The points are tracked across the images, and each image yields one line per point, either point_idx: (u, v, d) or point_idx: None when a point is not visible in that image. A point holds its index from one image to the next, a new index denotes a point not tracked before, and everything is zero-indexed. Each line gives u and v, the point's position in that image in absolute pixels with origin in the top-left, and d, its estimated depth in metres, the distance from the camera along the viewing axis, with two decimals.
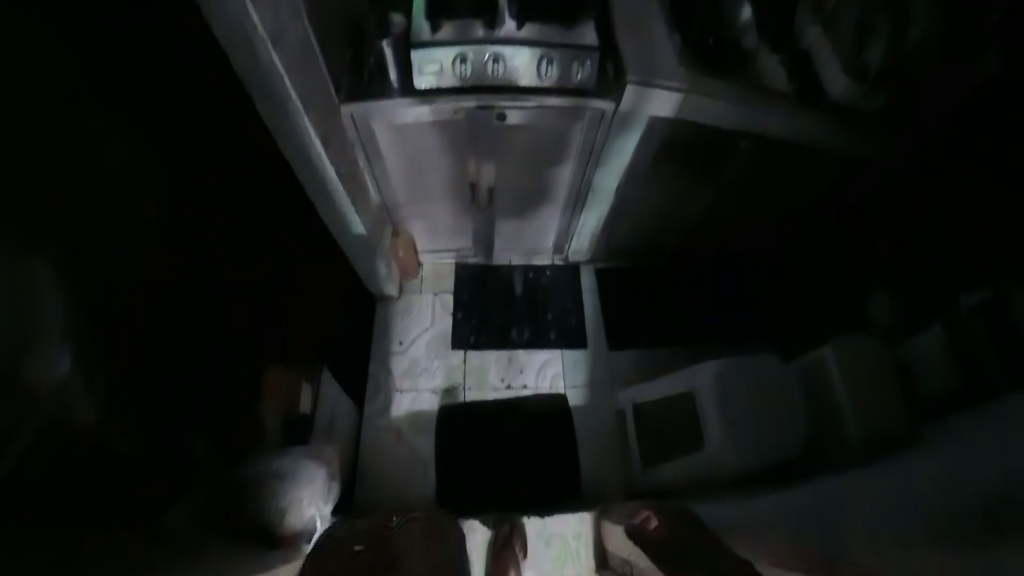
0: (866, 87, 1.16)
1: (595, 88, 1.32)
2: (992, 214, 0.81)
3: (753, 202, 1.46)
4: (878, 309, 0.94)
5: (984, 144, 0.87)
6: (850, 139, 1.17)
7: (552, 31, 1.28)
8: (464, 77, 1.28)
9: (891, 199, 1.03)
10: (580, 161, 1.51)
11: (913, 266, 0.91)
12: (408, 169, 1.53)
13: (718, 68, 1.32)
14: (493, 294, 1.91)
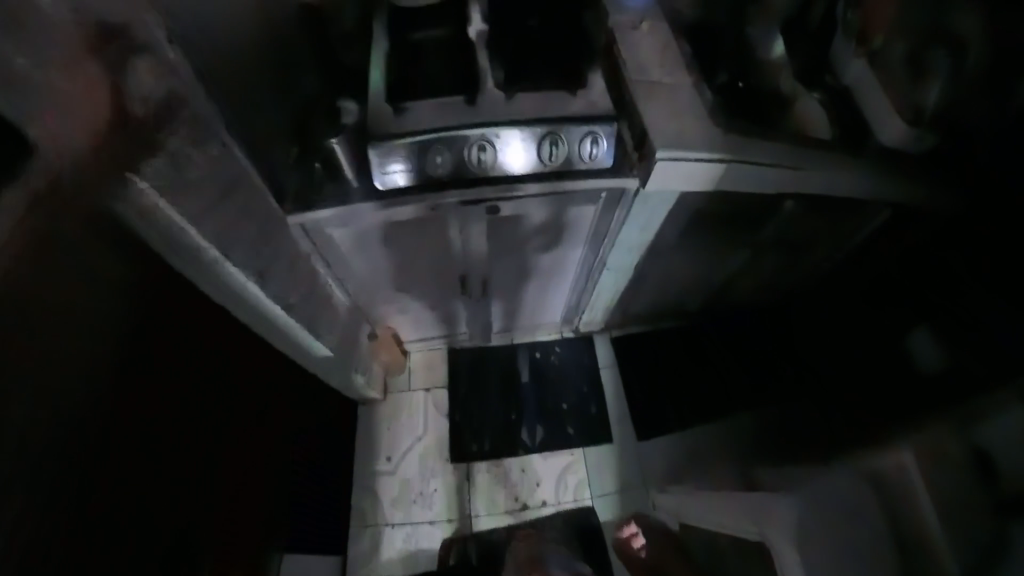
0: (923, 129, 1.04)
1: (613, 165, 0.99)
2: (990, 219, 1.10)
3: (802, 237, 1.26)
4: (925, 351, 1.17)
5: (989, 145, 1.04)
6: (899, 186, 1.06)
7: (555, 97, 0.99)
8: (439, 172, 0.95)
9: (890, 227, 1.22)
10: (592, 245, 1.20)
11: (955, 285, 1.17)
12: (375, 257, 1.12)
13: (754, 111, 1.11)
14: (491, 377, 1.47)
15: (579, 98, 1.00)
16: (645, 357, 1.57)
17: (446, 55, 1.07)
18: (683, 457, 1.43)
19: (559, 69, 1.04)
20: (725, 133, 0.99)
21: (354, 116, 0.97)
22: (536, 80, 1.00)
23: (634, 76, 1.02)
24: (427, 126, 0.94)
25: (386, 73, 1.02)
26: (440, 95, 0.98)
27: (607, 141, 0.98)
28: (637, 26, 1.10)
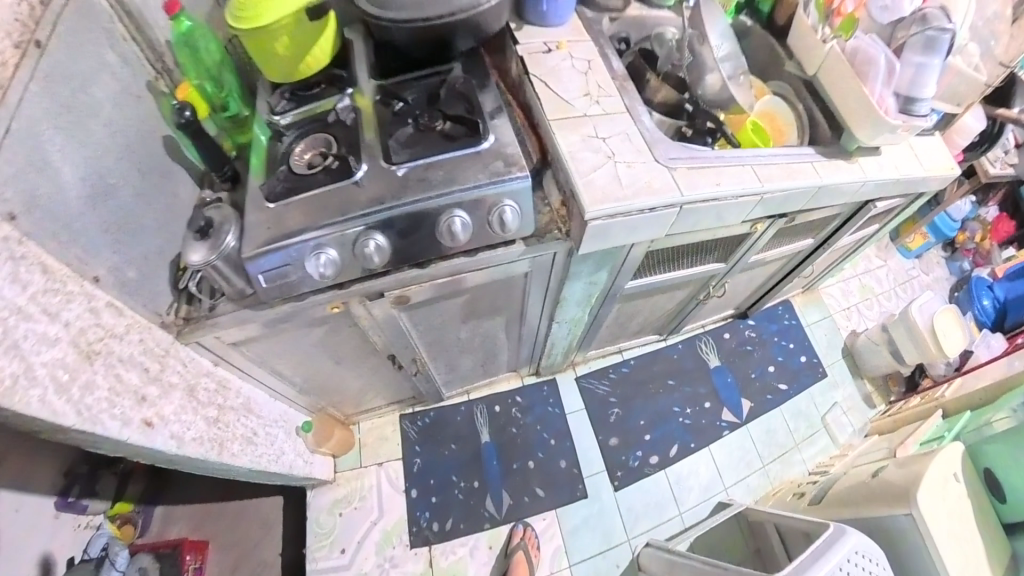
0: None
1: (539, 229, 0.87)
2: None
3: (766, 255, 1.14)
4: None
5: None
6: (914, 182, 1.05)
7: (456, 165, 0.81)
8: (328, 274, 0.82)
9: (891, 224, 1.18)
10: (535, 308, 1.06)
11: None
12: (278, 340, 0.97)
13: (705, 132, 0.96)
14: (450, 441, 1.33)
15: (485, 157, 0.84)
16: (618, 388, 1.42)
17: (331, 126, 0.90)
18: (664, 506, 1.31)
19: (460, 124, 0.85)
20: (672, 170, 0.89)
21: (218, 224, 0.83)
22: (428, 146, 0.83)
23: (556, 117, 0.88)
24: (307, 226, 0.79)
25: (267, 160, 0.90)
26: (324, 185, 0.82)
27: (521, 207, 0.81)
28: (552, 49, 0.94)
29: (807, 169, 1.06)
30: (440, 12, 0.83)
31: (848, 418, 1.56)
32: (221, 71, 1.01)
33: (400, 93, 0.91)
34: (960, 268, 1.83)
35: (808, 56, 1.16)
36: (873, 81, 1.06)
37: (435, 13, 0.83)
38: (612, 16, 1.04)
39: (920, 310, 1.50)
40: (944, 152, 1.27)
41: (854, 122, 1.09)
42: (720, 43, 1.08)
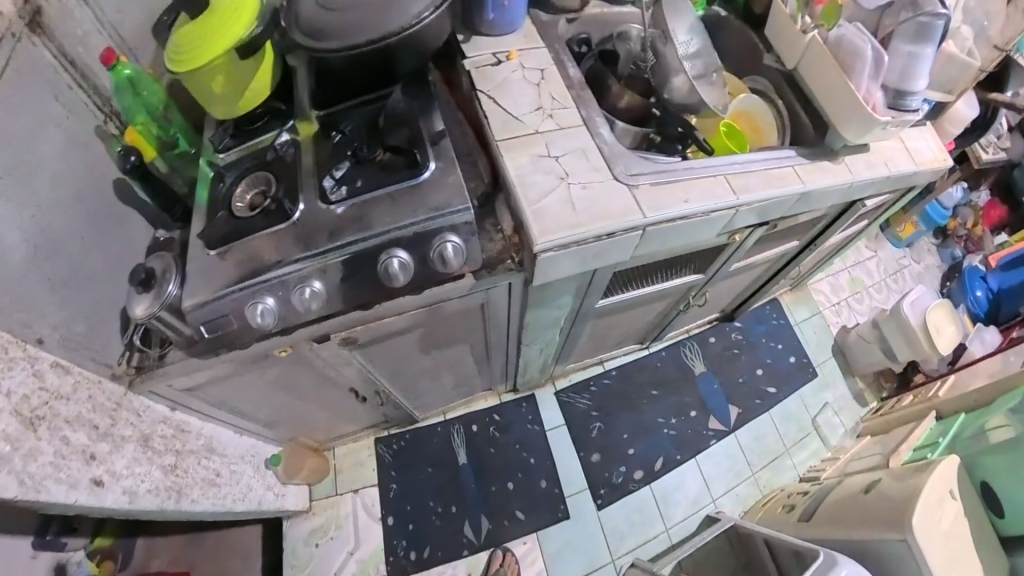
0: None
1: (489, 257, 0.83)
2: None
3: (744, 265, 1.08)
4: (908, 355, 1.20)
5: None
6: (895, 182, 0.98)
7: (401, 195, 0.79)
8: (267, 324, 0.77)
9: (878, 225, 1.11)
10: (500, 333, 1.01)
11: None
12: (232, 383, 0.91)
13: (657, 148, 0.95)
14: (426, 465, 1.29)
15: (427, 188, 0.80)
16: (597, 402, 1.36)
17: (271, 162, 0.86)
18: (650, 522, 1.26)
19: (401, 154, 0.82)
20: (632, 187, 0.83)
21: (161, 274, 0.80)
22: (369, 181, 0.81)
23: (503, 137, 0.83)
24: (252, 273, 0.76)
25: (209, 199, 0.87)
26: (265, 227, 0.79)
27: (457, 242, 0.76)
28: (503, 59, 0.89)
29: (789, 174, 0.99)
30: (369, 39, 0.76)
31: (839, 419, 1.52)
32: (167, 110, 0.94)
33: (338, 123, 0.88)
34: (953, 255, 1.77)
35: (787, 47, 1.07)
36: (858, 75, 0.98)
37: (364, 40, 0.76)
38: (569, 16, 0.98)
39: (909, 305, 1.45)
40: (933, 143, 1.19)
41: (843, 122, 1.01)
42: (686, 40, 0.99)
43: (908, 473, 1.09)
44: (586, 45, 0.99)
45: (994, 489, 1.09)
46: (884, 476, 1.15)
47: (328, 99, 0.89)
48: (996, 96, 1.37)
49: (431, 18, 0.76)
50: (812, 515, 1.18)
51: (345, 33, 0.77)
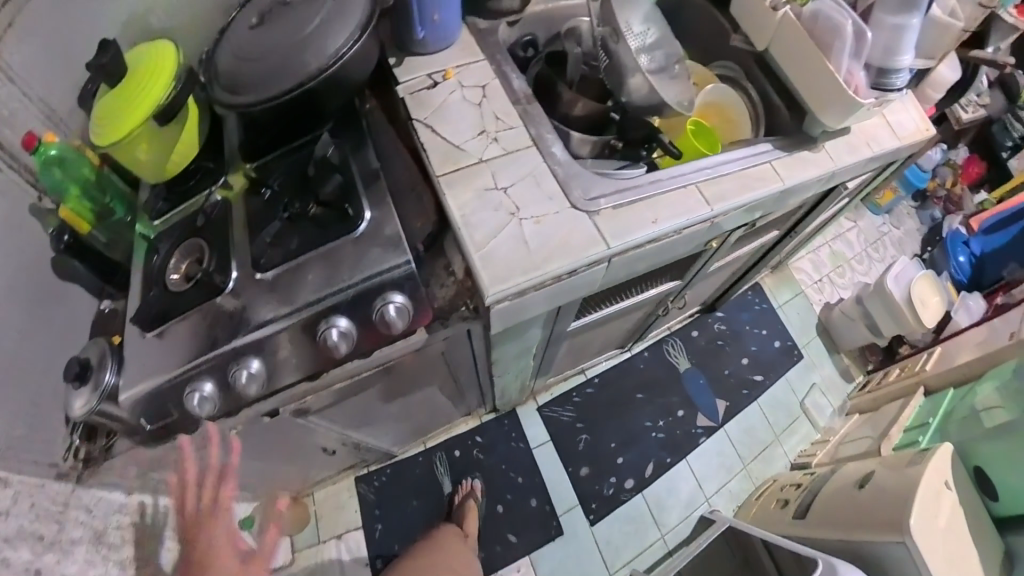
0: None
1: (442, 306, 0.77)
2: None
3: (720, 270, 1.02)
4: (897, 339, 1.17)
5: None
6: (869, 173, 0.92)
7: (342, 252, 0.72)
8: (209, 411, 0.70)
9: None
10: (469, 370, 0.95)
11: None
12: (186, 464, 0.83)
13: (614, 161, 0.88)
14: (412, 501, 1.22)
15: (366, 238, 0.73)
16: (584, 413, 1.32)
17: (202, 228, 0.80)
18: (645, 531, 1.23)
19: (333, 202, 0.76)
20: (593, 214, 0.75)
21: (96, 363, 0.74)
22: (301, 241, 0.74)
23: (443, 172, 0.75)
24: (191, 356, 0.70)
25: (144, 273, 0.82)
26: (197, 304, 0.73)
27: (401, 302, 0.70)
28: (439, 81, 0.81)
29: (765, 172, 0.91)
30: (282, 89, 0.70)
31: (827, 399, 1.50)
32: (101, 179, 0.87)
33: (270, 174, 0.80)
34: (932, 217, 1.73)
35: (756, 29, 0.97)
36: (839, 56, 0.89)
37: (277, 90, 0.70)
38: (510, 19, 0.88)
39: (895, 279, 1.40)
40: (914, 114, 1.12)
41: (821, 106, 0.93)
42: (642, 30, 0.90)
43: (904, 465, 1.06)
44: (532, 47, 0.91)
45: (987, 471, 1.08)
46: (879, 468, 1.11)
47: (253, 151, 0.81)
48: (978, 55, 1.35)
49: (353, 52, 0.70)
50: (806, 513, 1.16)
51: (261, 85, 0.71)
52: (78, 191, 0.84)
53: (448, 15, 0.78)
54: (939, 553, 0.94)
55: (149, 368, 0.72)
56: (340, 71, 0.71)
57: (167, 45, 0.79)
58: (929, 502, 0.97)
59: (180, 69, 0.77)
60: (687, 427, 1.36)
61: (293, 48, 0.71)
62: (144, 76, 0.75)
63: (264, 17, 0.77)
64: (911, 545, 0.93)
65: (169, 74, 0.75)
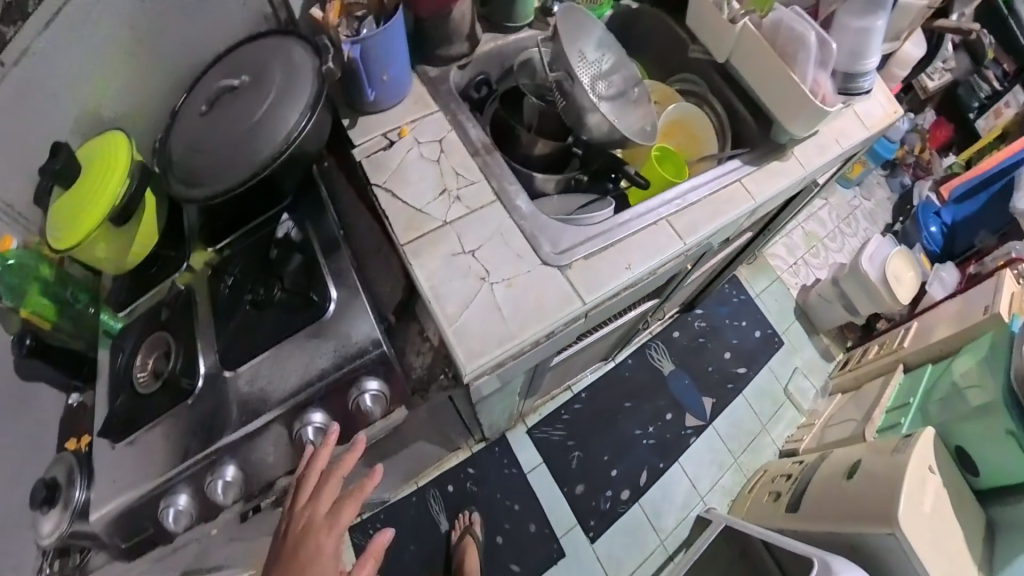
0: None
1: (420, 380, 0.75)
2: None
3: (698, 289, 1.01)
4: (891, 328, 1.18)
5: None
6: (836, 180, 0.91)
7: (314, 340, 0.71)
8: (183, 526, 0.68)
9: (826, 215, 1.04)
10: (458, 423, 0.94)
11: None
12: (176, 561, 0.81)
13: (582, 195, 0.86)
14: (413, 544, 1.20)
15: (337, 320, 0.72)
16: (575, 429, 1.33)
17: (167, 321, 0.78)
18: (644, 540, 1.26)
19: (296, 288, 0.74)
20: (564, 268, 0.72)
21: (65, 481, 0.71)
22: (269, 329, 0.72)
23: (407, 240, 0.72)
24: (165, 468, 0.68)
25: (111, 374, 0.79)
26: (165, 410, 0.71)
27: (376, 391, 0.70)
28: (395, 139, 0.79)
29: (737, 191, 0.88)
30: (239, 180, 0.70)
31: (809, 381, 1.53)
32: (61, 274, 0.84)
33: (229, 264, 0.80)
34: (902, 184, 1.73)
35: (715, 40, 0.95)
36: (803, 65, 0.87)
37: (234, 183, 0.70)
38: (460, 61, 0.86)
39: (869, 260, 1.42)
40: (880, 97, 1.11)
41: (789, 116, 0.91)
42: (597, 57, 0.86)
43: (889, 452, 1.08)
44: (486, 85, 0.90)
45: (968, 452, 1.11)
46: (865, 458, 1.13)
47: (213, 233, 0.81)
48: (943, 24, 1.27)
49: (310, 128, 0.71)
50: (799, 506, 1.19)
51: (220, 176, 0.71)
52: (39, 289, 0.81)
53: (397, 72, 0.77)
54: (926, 536, 0.97)
55: (121, 483, 0.69)
56: (299, 149, 0.72)
57: (119, 137, 0.78)
58: (914, 488, 1.00)
59: (134, 163, 0.77)
60: (678, 429, 1.38)
61: (249, 134, 0.71)
62: (99, 171, 0.76)
63: (214, 100, 0.75)
64: (899, 535, 0.96)
65: (121, 166, 0.76)
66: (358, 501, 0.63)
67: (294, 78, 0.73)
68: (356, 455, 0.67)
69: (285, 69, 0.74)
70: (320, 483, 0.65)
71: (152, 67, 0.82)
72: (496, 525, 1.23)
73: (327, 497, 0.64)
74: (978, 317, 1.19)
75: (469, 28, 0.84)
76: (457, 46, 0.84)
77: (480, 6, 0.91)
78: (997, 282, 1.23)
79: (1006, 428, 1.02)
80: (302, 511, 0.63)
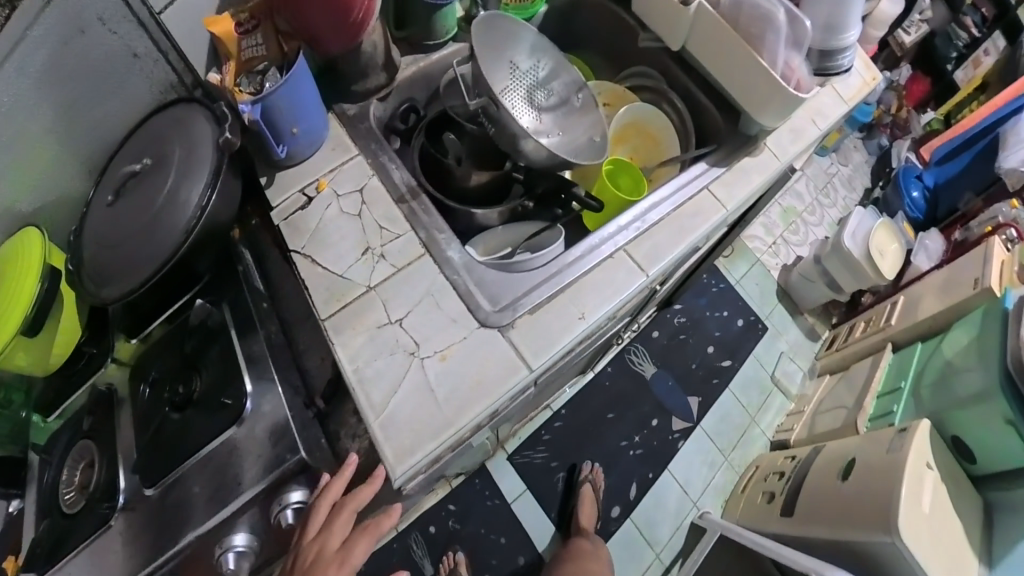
0: None
1: (364, 467, 0.67)
2: None
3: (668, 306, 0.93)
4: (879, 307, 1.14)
5: None
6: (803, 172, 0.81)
7: (244, 443, 0.66)
8: None
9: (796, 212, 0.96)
10: (424, 482, 0.87)
11: None
12: None
13: (532, 227, 0.76)
14: None
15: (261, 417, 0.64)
16: (558, 448, 1.27)
17: (90, 430, 0.79)
18: (639, 555, 1.22)
19: (214, 387, 0.70)
20: (505, 329, 0.60)
21: None
22: (192, 437, 0.68)
23: (327, 315, 0.62)
24: None
25: (41, 491, 0.82)
26: (90, 535, 0.70)
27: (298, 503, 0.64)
28: (313, 195, 0.71)
29: (704, 201, 0.77)
30: (148, 273, 0.66)
31: (796, 364, 1.47)
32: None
33: (145, 371, 0.78)
34: (879, 145, 1.64)
35: (668, 27, 0.83)
36: (772, 48, 0.76)
37: (143, 277, 0.67)
38: (380, 94, 0.79)
39: (851, 235, 1.34)
40: (858, 64, 1.01)
41: (757, 107, 0.80)
42: (531, 65, 0.78)
43: (885, 446, 1.01)
44: (414, 113, 0.81)
45: (965, 441, 1.03)
46: (858, 454, 1.06)
47: (135, 325, 0.80)
48: None
49: (215, 202, 0.67)
50: (793, 509, 1.13)
51: (129, 270, 0.67)
52: None
53: (308, 121, 0.70)
54: (926, 541, 0.91)
55: None
56: (211, 220, 0.68)
57: (35, 237, 0.75)
58: (913, 491, 0.92)
59: (45, 268, 0.74)
60: (665, 436, 1.32)
61: (158, 212, 0.67)
62: (12, 277, 0.73)
63: (120, 188, 0.71)
64: (897, 544, 0.89)
65: (31, 268, 0.73)
66: (372, 538, 0.60)
67: (193, 150, 0.69)
68: (372, 488, 0.62)
69: (184, 142, 0.70)
70: (331, 517, 0.61)
71: (64, 158, 0.74)
72: (484, 564, 1.17)
73: (340, 531, 0.60)
74: (968, 292, 1.12)
75: (383, 55, 0.75)
76: (373, 78, 0.77)
77: (394, 28, 0.81)
78: (985, 249, 1.15)
79: (1004, 416, 0.94)
80: (309, 544, 0.60)
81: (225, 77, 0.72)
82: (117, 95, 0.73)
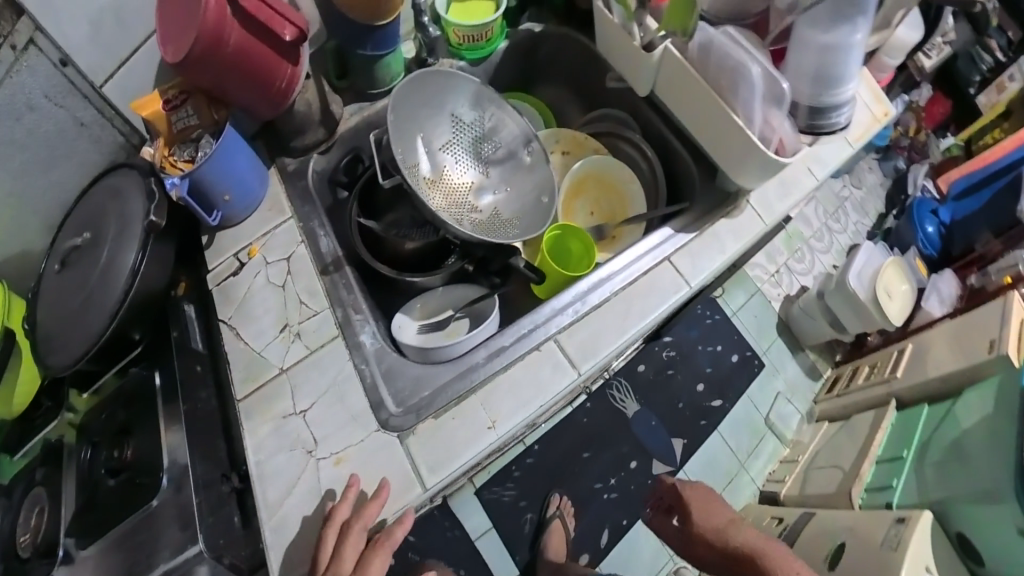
0: None
1: None
2: None
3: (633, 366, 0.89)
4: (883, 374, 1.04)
5: None
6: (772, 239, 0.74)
7: (159, 516, 0.65)
8: None
9: None
10: None
11: None
12: None
13: (473, 292, 0.73)
14: None
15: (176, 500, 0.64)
16: (529, 487, 1.23)
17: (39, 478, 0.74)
18: None
19: (140, 460, 0.69)
20: (405, 434, 0.60)
21: None
22: (115, 507, 0.68)
23: (240, 398, 0.61)
24: None
25: None
26: None
27: None
28: (246, 261, 0.69)
29: (663, 276, 0.70)
30: (84, 350, 0.66)
31: (793, 406, 1.37)
32: None
33: (83, 431, 0.75)
34: (895, 167, 1.52)
35: (634, 73, 0.74)
36: (747, 107, 0.65)
37: (79, 354, 0.66)
38: (320, 148, 0.74)
39: (857, 275, 1.23)
40: (866, 94, 0.84)
41: (736, 168, 0.71)
42: (475, 117, 0.74)
43: (877, 544, 0.92)
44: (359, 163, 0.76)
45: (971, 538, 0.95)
46: (850, 539, 0.98)
47: (87, 376, 0.78)
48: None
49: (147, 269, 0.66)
50: None
51: (65, 348, 0.67)
52: None
53: (242, 187, 0.67)
54: None
55: None
56: (143, 288, 0.67)
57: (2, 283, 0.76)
58: None
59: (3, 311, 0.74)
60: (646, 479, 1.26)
61: (94, 288, 0.66)
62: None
63: (65, 259, 0.69)
64: None
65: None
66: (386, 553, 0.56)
67: (126, 218, 0.67)
68: (380, 501, 0.56)
69: (119, 214, 0.68)
70: (342, 540, 0.54)
71: (19, 222, 0.73)
72: None
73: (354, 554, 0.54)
74: (983, 356, 1.01)
75: (320, 110, 0.70)
76: (311, 134, 0.72)
77: (335, 77, 0.77)
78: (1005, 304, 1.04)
79: (1017, 526, 0.86)
80: (323, 575, 0.54)
81: (156, 150, 0.65)
82: (67, 158, 0.72)
